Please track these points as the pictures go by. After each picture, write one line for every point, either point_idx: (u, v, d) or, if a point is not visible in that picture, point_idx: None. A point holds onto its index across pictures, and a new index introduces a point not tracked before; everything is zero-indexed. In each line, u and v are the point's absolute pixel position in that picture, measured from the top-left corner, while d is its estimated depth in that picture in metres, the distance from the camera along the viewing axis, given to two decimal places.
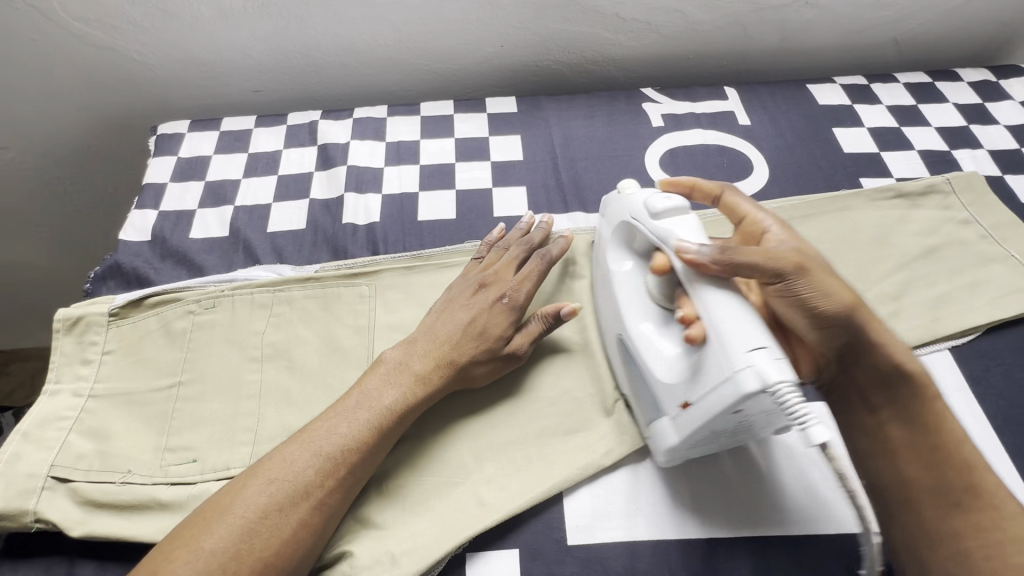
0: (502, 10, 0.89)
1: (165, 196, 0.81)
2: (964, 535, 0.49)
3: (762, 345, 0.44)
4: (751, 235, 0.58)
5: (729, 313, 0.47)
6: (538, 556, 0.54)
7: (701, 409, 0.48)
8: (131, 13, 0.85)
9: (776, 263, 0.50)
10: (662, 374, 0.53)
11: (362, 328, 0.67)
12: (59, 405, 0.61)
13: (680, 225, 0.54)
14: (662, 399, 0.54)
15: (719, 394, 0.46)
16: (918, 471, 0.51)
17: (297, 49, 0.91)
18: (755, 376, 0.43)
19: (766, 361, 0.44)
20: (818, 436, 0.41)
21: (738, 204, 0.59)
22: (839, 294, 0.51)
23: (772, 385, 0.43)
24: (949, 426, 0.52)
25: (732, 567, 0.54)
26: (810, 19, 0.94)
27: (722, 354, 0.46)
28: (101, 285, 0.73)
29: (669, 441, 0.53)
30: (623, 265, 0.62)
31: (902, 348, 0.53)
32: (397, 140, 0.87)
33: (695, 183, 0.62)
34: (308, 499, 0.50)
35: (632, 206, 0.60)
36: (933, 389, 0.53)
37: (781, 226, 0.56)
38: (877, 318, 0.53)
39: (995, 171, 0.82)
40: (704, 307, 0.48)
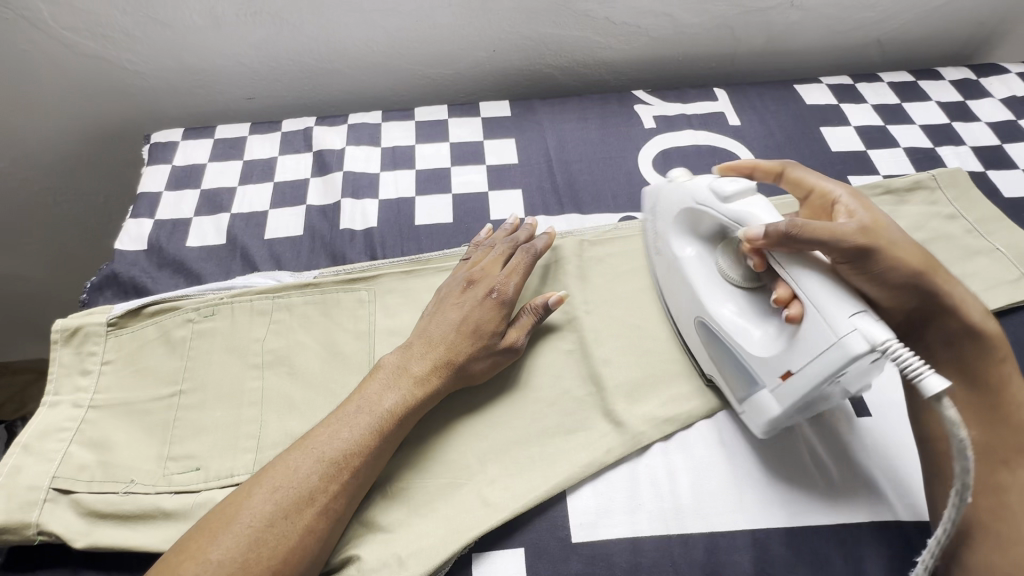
0: (494, 15, 0.89)
1: (160, 205, 0.81)
2: (1007, 490, 0.50)
3: (861, 310, 0.47)
4: (822, 207, 0.58)
5: (822, 286, 0.49)
6: (543, 555, 0.55)
7: (806, 375, 0.50)
8: (122, 21, 0.85)
9: (850, 234, 0.50)
10: (754, 350, 0.55)
11: (362, 333, 0.67)
12: (58, 416, 0.60)
13: (753, 205, 0.56)
14: (758, 373, 0.55)
15: (824, 359, 0.48)
16: (976, 431, 0.53)
17: (290, 56, 0.91)
18: (861, 338, 0.46)
19: (869, 323, 0.46)
20: (936, 386, 0.41)
21: (802, 177, 0.60)
22: (912, 258, 0.51)
23: (881, 344, 0.45)
24: (1013, 389, 0.53)
25: (734, 559, 0.55)
26: (796, 21, 0.96)
27: (824, 322, 0.48)
28: (97, 295, 0.73)
29: (769, 411, 0.55)
30: (688, 250, 0.64)
31: (973, 308, 0.54)
32: (392, 145, 0.87)
33: (756, 163, 0.63)
34: (313, 505, 0.50)
35: (695, 190, 0.61)
36: (1003, 348, 0.54)
37: (853, 197, 0.56)
38: (951, 278, 0.54)
39: (977, 167, 0.85)
40: (797, 283, 0.51)
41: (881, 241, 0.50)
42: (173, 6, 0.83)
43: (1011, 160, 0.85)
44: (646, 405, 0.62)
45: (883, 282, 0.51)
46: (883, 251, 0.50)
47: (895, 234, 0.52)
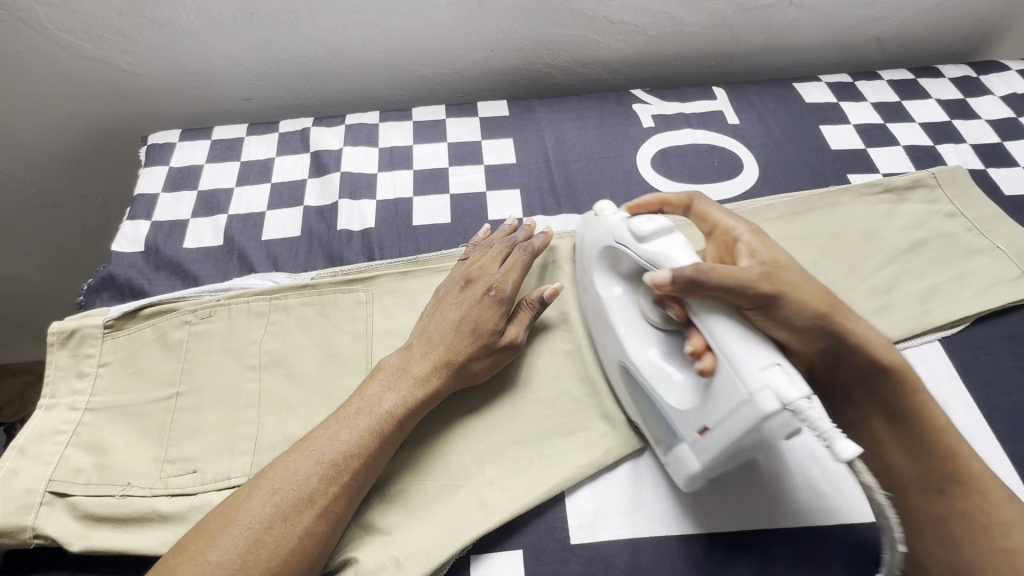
0: (491, 14, 0.89)
1: (157, 207, 0.80)
2: (982, 509, 0.49)
3: (773, 363, 0.45)
4: (726, 245, 0.59)
5: (734, 337, 0.47)
6: (542, 556, 0.55)
7: (721, 432, 0.48)
8: (118, 22, 0.84)
9: (750, 282, 0.48)
10: (674, 401, 0.54)
11: (359, 333, 0.67)
12: (55, 419, 0.60)
13: (668, 245, 0.54)
14: (679, 428, 0.53)
15: (737, 417, 0.46)
16: (906, 464, 0.52)
17: (286, 57, 0.91)
18: (773, 396, 0.43)
19: (780, 378, 0.44)
20: (846, 451, 0.40)
21: (708, 212, 0.61)
22: (813, 300, 0.50)
23: (792, 404, 0.43)
24: (933, 415, 0.51)
25: (733, 561, 0.54)
26: (794, 19, 0.96)
27: (735, 377, 0.46)
28: (94, 297, 0.72)
29: (690, 466, 0.53)
30: (613, 291, 0.62)
31: (882, 345, 0.52)
32: (389, 145, 0.87)
33: (663, 199, 0.64)
34: (312, 506, 0.50)
35: (615, 230, 0.60)
36: (913, 380, 0.52)
37: (754, 235, 0.57)
38: (853, 315, 0.52)
39: (977, 165, 0.84)
40: (710, 334, 0.49)
41: (785, 285, 0.50)
42: (170, 7, 0.83)
43: (1011, 157, 0.85)
44: None
45: (791, 327, 0.49)
46: (787, 295, 0.49)
47: (795, 275, 0.51)
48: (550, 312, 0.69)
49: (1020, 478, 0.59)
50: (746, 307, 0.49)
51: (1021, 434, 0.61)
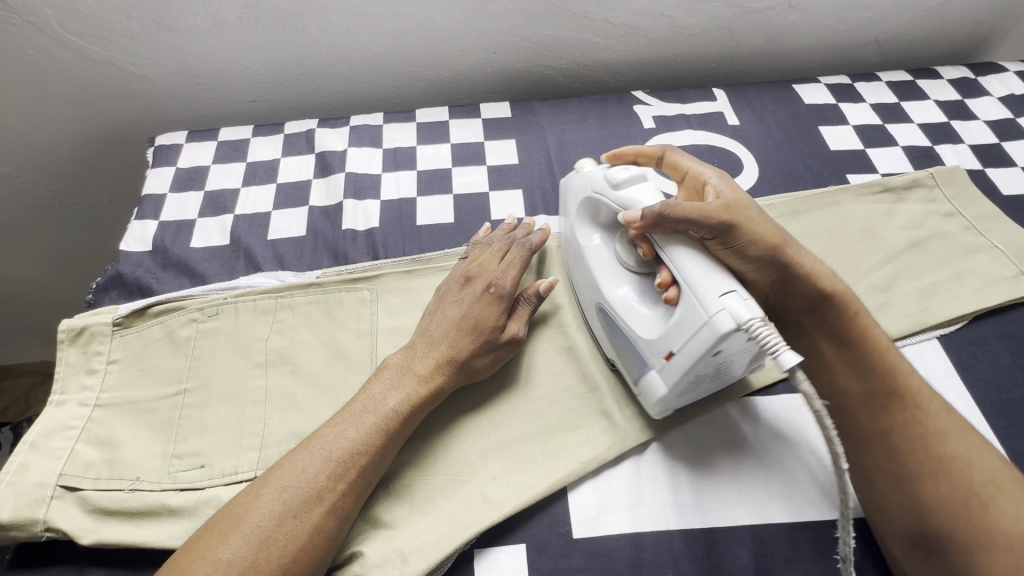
0: (494, 17, 0.90)
1: (164, 207, 0.81)
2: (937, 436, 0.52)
3: (730, 289, 0.47)
4: (695, 189, 0.62)
5: (696, 266, 0.50)
6: (545, 550, 0.56)
7: (684, 356, 0.50)
8: (127, 26, 0.85)
9: (709, 215, 0.52)
10: (642, 331, 0.56)
11: (364, 331, 0.68)
12: (65, 415, 0.61)
13: (639, 190, 0.57)
14: (647, 354, 0.56)
15: (699, 339, 0.48)
16: (854, 385, 0.55)
17: (292, 59, 0.92)
18: (728, 317, 0.46)
19: (736, 303, 0.46)
20: (789, 361, 0.43)
21: (679, 160, 0.64)
22: (766, 233, 0.53)
23: (745, 323, 0.45)
24: (873, 335, 0.55)
25: (734, 555, 0.55)
26: (794, 22, 0.97)
27: (696, 303, 0.48)
28: (103, 296, 0.73)
29: (659, 391, 0.55)
30: (592, 240, 0.65)
31: (825, 272, 0.55)
32: (394, 146, 0.88)
33: (638, 150, 0.67)
34: (321, 503, 0.51)
35: (593, 181, 0.63)
36: (856, 305, 0.56)
37: (720, 178, 0.59)
38: (799, 245, 0.56)
39: (975, 165, 0.85)
40: (674, 265, 0.52)
41: (740, 217, 0.53)
42: (178, 10, 0.84)
43: (1009, 158, 0.86)
44: None
45: (745, 256, 0.54)
46: (743, 227, 0.53)
47: (752, 210, 0.54)
48: (551, 309, 0.70)
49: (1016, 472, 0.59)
50: (706, 238, 0.53)
51: (1019, 430, 0.62)
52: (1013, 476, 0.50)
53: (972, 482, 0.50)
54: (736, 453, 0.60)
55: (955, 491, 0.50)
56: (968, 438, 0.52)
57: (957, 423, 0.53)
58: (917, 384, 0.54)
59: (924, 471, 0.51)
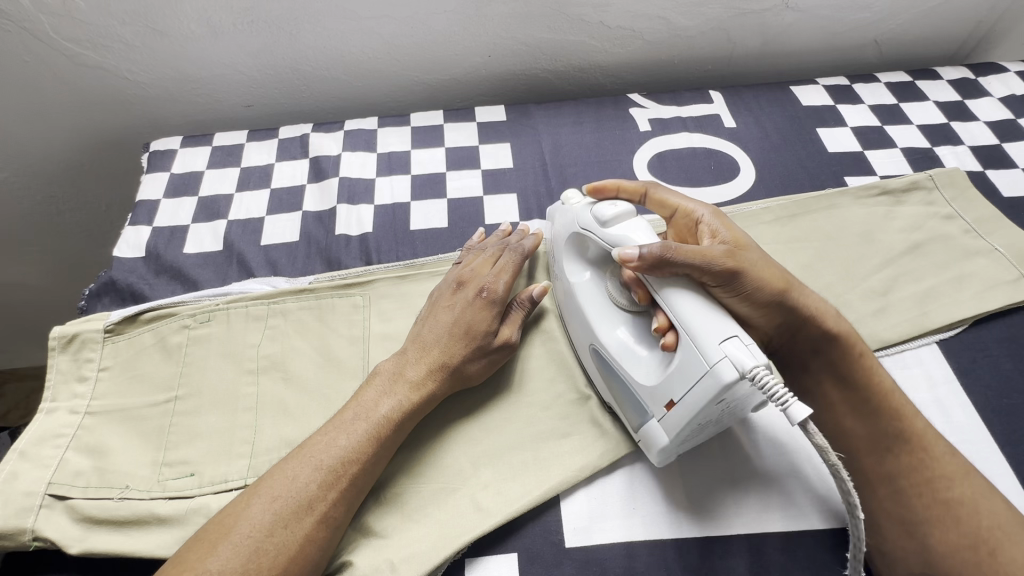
0: (489, 20, 0.90)
1: (158, 212, 0.81)
2: (950, 481, 0.50)
3: (731, 335, 0.47)
4: (687, 228, 0.61)
5: (696, 309, 0.49)
6: (537, 559, 0.55)
7: (687, 404, 0.49)
8: (120, 32, 0.85)
9: (713, 261, 0.51)
10: (641, 378, 0.54)
11: (356, 337, 0.67)
12: (56, 422, 0.61)
13: (630, 227, 0.56)
14: (647, 403, 0.54)
15: (702, 388, 0.47)
16: (858, 425, 0.54)
17: (286, 64, 0.92)
18: (731, 365, 0.45)
19: (738, 349, 0.46)
20: (799, 414, 0.42)
21: (666, 198, 0.63)
22: (771, 278, 0.53)
23: (749, 372, 0.44)
24: (878, 377, 0.54)
25: (729, 565, 0.54)
26: (791, 23, 0.96)
27: (696, 350, 0.48)
28: (95, 302, 0.73)
29: (659, 443, 0.53)
30: (582, 276, 0.64)
31: (831, 315, 0.54)
32: (387, 150, 0.88)
33: (620, 185, 0.65)
34: (312, 512, 0.50)
35: (579, 217, 0.62)
36: (861, 346, 0.55)
37: (714, 216, 0.59)
38: (805, 286, 0.55)
39: (976, 167, 0.84)
40: (672, 310, 0.50)
41: (748, 264, 0.52)
42: (173, 16, 0.84)
43: (1010, 159, 0.85)
44: None
45: (752, 301, 0.53)
46: (749, 273, 0.52)
47: (756, 255, 0.53)
48: (545, 316, 0.70)
49: (1017, 480, 0.58)
50: (710, 283, 0.52)
51: (1020, 437, 0.61)
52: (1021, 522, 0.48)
53: (980, 528, 0.48)
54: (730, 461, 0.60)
55: (962, 537, 0.48)
56: (976, 480, 0.50)
57: (962, 467, 0.51)
58: (923, 426, 0.53)
59: (930, 515, 0.50)
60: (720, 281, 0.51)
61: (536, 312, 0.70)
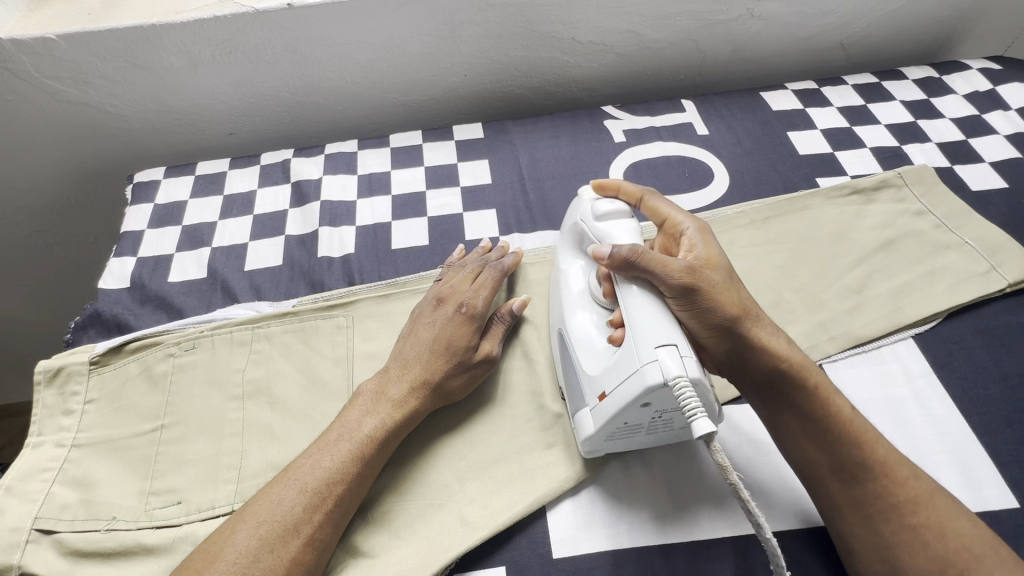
0: (463, 41, 0.92)
1: (142, 243, 0.82)
2: (916, 507, 0.50)
3: (668, 344, 0.48)
4: (673, 237, 0.62)
5: (644, 308, 0.51)
6: (524, 572, 0.55)
7: (614, 399, 0.51)
8: (102, 68, 0.87)
9: (671, 276, 0.53)
10: (585, 364, 0.56)
11: (340, 357, 0.68)
12: (42, 456, 0.61)
13: (616, 226, 0.60)
14: (583, 390, 0.56)
15: (629, 384, 0.49)
16: (812, 449, 0.53)
17: (267, 92, 0.94)
18: (657, 370, 0.47)
19: (670, 357, 0.48)
20: (701, 429, 0.43)
21: (658, 206, 0.64)
22: (724, 303, 0.54)
23: (671, 378, 0.46)
24: (837, 407, 0.54)
25: (716, 569, 0.54)
26: (758, 31, 0.99)
27: (634, 348, 0.50)
28: (81, 334, 0.74)
29: (586, 431, 0.55)
30: (574, 262, 0.65)
31: (787, 348, 0.55)
32: (368, 172, 0.89)
33: (620, 186, 0.67)
34: (298, 535, 0.51)
35: (580, 208, 0.64)
36: (817, 377, 0.55)
37: (699, 230, 0.60)
38: (761, 317, 0.56)
39: (944, 162, 0.86)
40: (625, 304, 0.53)
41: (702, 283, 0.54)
42: (150, 51, 0.85)
43: (976, 154, 0.87)
44: None
45: (701, 322, 0.54)
46: (702, 293, 0.53)
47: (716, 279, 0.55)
48: (526, 328, 0.71)
49: (996, 470, 0.59)
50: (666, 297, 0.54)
51: (998, 427, 0.62)
52: (990, 542, 0.49)
53: (947, 550, 0.48)
54: (711, 462, 0.60)
55: (932, 562, 0.48)
56: (943, 504, 0.50)
57: (927, 489, 0.51)
58: (885, 452, 0.52)
59: (900, 540, 0.49)
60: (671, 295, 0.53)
61: (516, 325, 0.71)
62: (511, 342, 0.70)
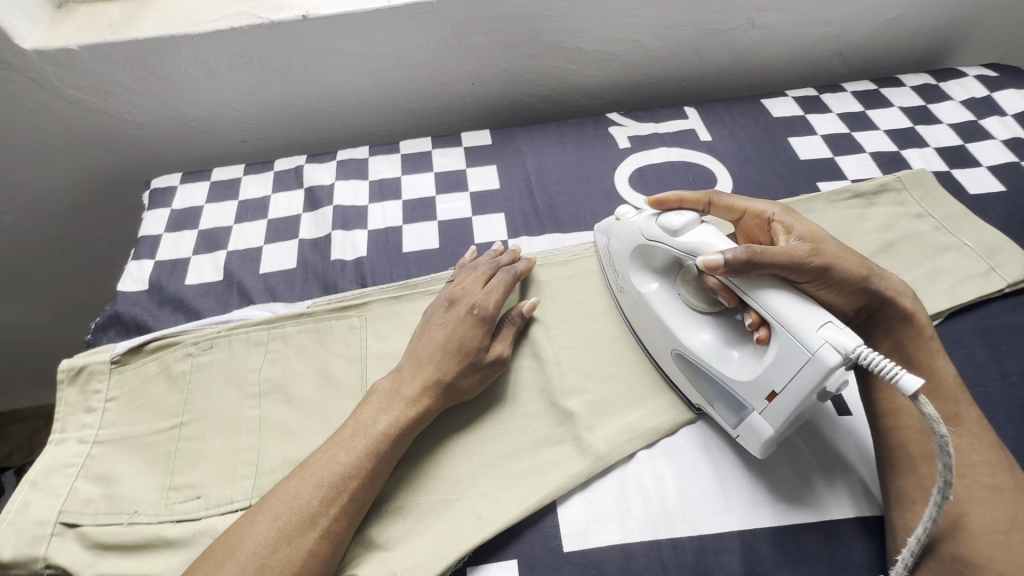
0: (471, 51, 0.94)
1: (160, 246, 0.84)
2: (992, 471, 0.53)
3: (826, 321, 0.51)
4: (760, 226, 0.66)
5: (788, 305, 0.53)
6: (536, 564, 0.56)
7: (790, 393, 0.53)
8: (121, 78, 0.89)
9: (801, 262, 0.55)
10: (735, 374, 0.58)
11: (354, 357, 0.70)
12: (65, 452, 0.63)
13: (702, 235, 0.60)
14: (744, 398, 0.57)
15: (805, 376, 0.51)
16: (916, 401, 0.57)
17: (280, 99, 0.96)
18: (833, 349, 0.49)
19: (835, 333, 0.50)
20: (911, 384, 0.44)
21: (732, 203, 0.67)
22: (855, 267, 0.58)
23: (852, 352, 0.49)
24: (943, 358, 0.59)
25: (723, 562, 0.56)
26: (758, 40, 1.01)
27: (797, 341, 0.52)
28: (101, 335, 0.76)
29: (763, 433, 0.56)
30: (651, 285, 0.67)
31: (906, 294, 0.60)
32: (379, 177, 0.92)
33: (683, 197, 0.68)
34: (314, 528, 0.52)
35: (644, 228, 0.65)
36: (930, 329, 0.60)
37: (786, 214, 0.64)
38: (883, 270, 0.60)
39: (942, 167, 0.88)
40: (766, 307, 0.54)
41: (831, 256, 0.57)
42: (168, 61, 0.88)
43: (973, 158, 0.89)
44: (626, 418, 0.64)
45: (840, 290, 0.58)
46: (835, 265, 0.57)
47: (836, 246, 0.59)
48: (537, 329, 0.72)
49: None
50: (799, 279, 0.57)
51: (1000, 424, 0.63)
52: None
53: (1016, 514, 0.51)
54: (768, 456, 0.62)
55: (997, 520, 0.50)
56: (1014, 475, 0.53)
57: (1004, 458, 0.54)
58: (973, 413, 0.57)
59: (970, 496, 0.52)
60: (805, 277, 0.56)
61: (524, 327, 0.73)
62: (522, 343, 0.71)
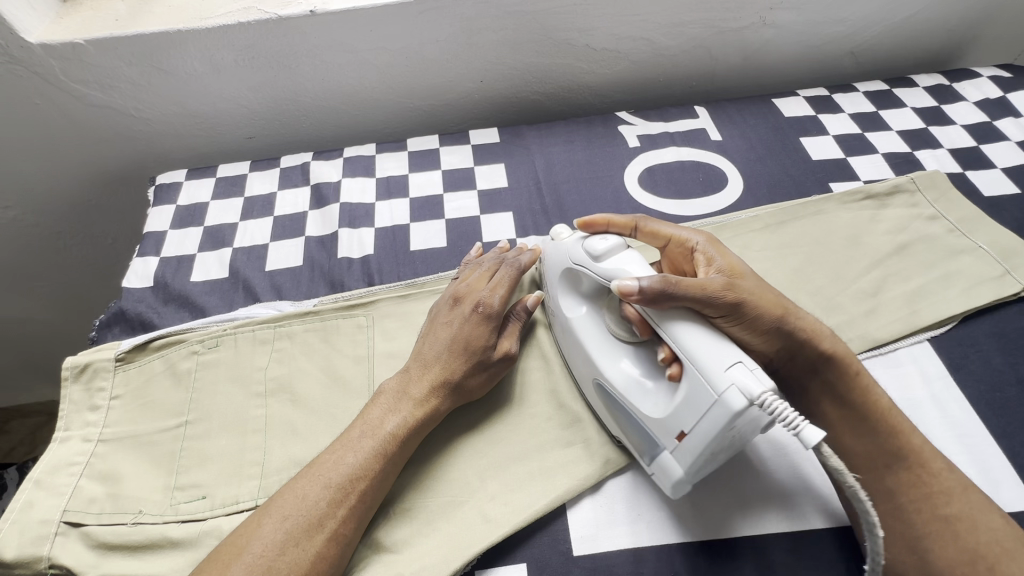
0: (479, 48, 0.94)
1: (165, 243, 0.83)
2: (949, 499, 0.52)
3: (736, 361, 0.48)
4: (683, 255, 0.64)
5: (701, 339, 0.50)
6: (545, 568, 0.56)
7: (697, 434, 0.50)
8: (126, 72, 0.89)
9: (712, 297, 0.53)
10: (648, 409, 0.55)
11: (361, 357, 0.69)
12: (69, 451, 0.62)
13: (623, 261, 0.58)
14: (657, 435, 0.55)
15: (711, 419, 0.49)
16: (852, 441, 0.56)
17: (286, 95, 0.95)
18: (739, 393, 0.46)
19: (744, 375, 0.47)
20: (812, 437, 0.44)
21: (658, 229, 0.65)
22: (769, 305, 0.55)
23: (757, 398, 0.46)
24: (876, 395, 0.56)
25: (735, 568, 0.55)
26: (769, 38, 1.00)
27: (704, 380, 0.49)
28: (105, 332, 0.75)
29: (674, 473, 0.54)
30: (578, 310, 0.65)
31: (825, 334, 0.57)
32: (386, 175, 0.91)
33: (610, 219, 0.66)
34: (322, 529, 0.51)
35: (570, 250, 0.63)
36: (857, 365, 0.57)
37: (708, 243, 0.62)
38: (797, 308, 0.57)
39: (956, 168, 0.87)
40: (678, 342, 0.52)
41: (744, 292, 0.54)
42: (173, 55, 0.87)
43: (987, 159, 0.87)
44: None
45: (755, 329, 0.56)
46: (747, 302, 0.54)
47: (752, 282, 0.56)
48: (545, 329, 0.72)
49: (1015, 472, 0.59)
50: (711, 314, 0.54)
51: (1017, 430, 0.62)
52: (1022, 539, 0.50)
53: (978, 543, 0.49)
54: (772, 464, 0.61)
55: (960, 551, 0.50)
56: (973, 498, 0.52)
57: (960, 483, 0.53)
58: (920, 442, 0.55)
59: (931, 530, 0.51)
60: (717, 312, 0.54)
61: (532, 327, 0.72)
62: (530, 343, 0.71)
